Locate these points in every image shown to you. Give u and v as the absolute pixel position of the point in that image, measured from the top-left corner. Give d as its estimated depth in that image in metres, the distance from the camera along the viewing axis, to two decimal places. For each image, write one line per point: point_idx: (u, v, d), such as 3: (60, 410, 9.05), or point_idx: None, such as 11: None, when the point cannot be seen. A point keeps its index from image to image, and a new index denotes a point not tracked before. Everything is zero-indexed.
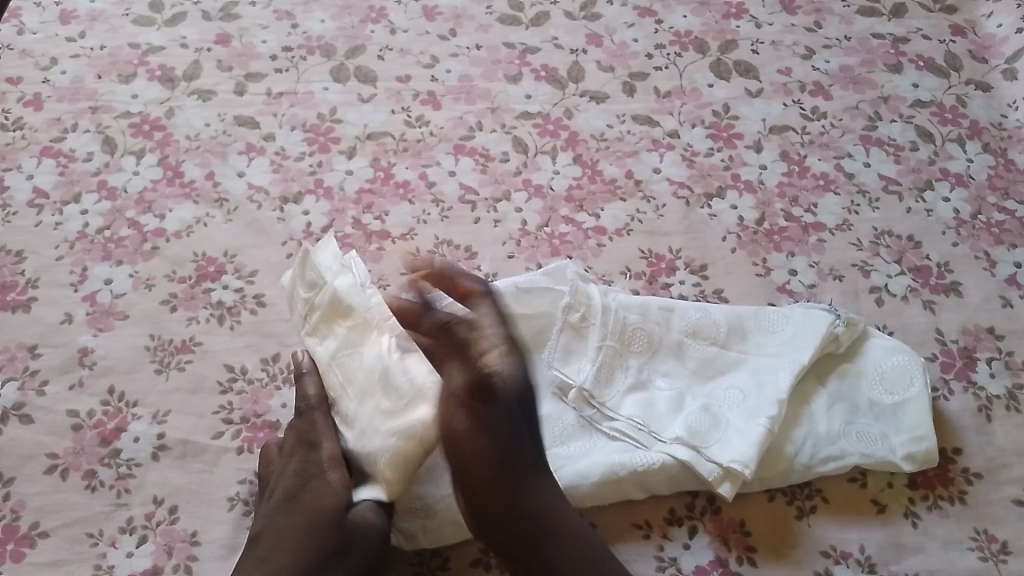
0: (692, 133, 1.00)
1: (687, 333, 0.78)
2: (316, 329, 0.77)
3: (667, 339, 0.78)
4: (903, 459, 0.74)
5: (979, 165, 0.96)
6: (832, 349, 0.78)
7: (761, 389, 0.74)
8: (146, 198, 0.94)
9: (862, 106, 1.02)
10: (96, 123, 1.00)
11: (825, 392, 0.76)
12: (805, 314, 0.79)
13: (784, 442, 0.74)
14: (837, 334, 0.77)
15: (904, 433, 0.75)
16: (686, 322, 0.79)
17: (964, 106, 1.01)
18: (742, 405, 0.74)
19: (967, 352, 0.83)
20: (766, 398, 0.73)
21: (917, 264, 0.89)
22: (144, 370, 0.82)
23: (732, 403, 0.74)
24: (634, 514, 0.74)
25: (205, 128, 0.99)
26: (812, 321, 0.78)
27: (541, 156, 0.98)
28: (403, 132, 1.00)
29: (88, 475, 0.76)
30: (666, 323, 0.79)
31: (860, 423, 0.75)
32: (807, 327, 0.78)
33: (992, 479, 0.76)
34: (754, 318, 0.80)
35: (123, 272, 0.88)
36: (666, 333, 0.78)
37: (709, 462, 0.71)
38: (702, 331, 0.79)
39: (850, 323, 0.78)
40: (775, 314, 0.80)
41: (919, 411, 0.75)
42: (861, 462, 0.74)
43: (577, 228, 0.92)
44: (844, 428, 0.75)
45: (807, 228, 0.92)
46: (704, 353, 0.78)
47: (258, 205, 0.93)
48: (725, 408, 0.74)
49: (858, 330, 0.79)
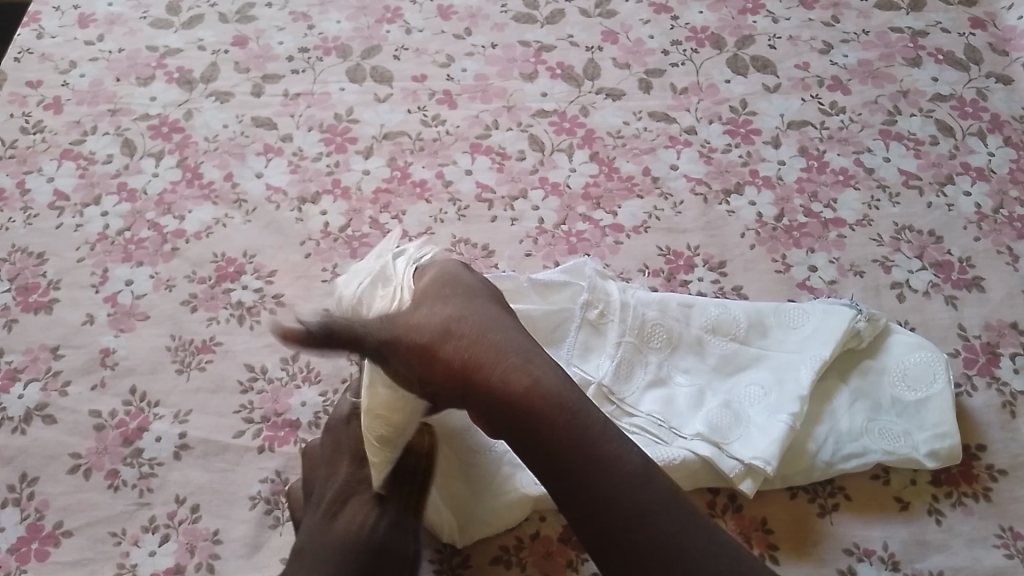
0: (710, 130, 0.99)
1: (706, 329, 0.78)
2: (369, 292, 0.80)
3: (687, 335, 0.78)
4: (926, 457, 0.73)
5: (1000, 159, 0.95)
6: (854, 344, 0.78)
7: (782, 386, 0.74)
8: (166, 199, 0.94)
9: (881, 101, 1.01)
10: (115, 125, 1.01)
11: (847, 387, 0.76)
12: (826, 310, 0.79)
13: (806, 438, 0.73)
14: (858, 330, 0.77)
15: (929, 432, 0.74)
16: (706, 317, 0.79)
17: (985, 100, 1.00)
18: (763, 401, 0.74)
19: (990, 348, 0.82)
20: (788, 394, 0.73)
21: (938, 259, 0.88)
22: (165, 370, 0.83)
23: (753, 400, 0.74)
24: None
25: (224, 130, 1.00)
26: (834, 316, 0.78)
27: (558, 154, 0.98)
28: (419, 132, 1.00)
29: (110, 475, 0.77)
30: (685, 319, 0.78)
31: (884, 419, 0.75)
32: (827, 322, 0.77)
33: (1017, 476, 0.75)
34: (775, 314, 0.79)
35: (143, 273, 0.89)
36: (685, 329, 0.78)
37: (731, 458, 0.71)
38: (722, 326, 0.78)
39: (871, 317, 0.78)
40: (796, 310, 0.79)
41: (945, 408, 0.74)
42: (884, 459, 0.73)
43: (594, 225, 0.92)
44: (867, 424, 0.74)
45: (826, 224, 0.91)
46: (724, 348, 0.77)
47: (276, 205, 0.94)
48: (747, 405, 0.74)
49: (881, 325, 0.78)
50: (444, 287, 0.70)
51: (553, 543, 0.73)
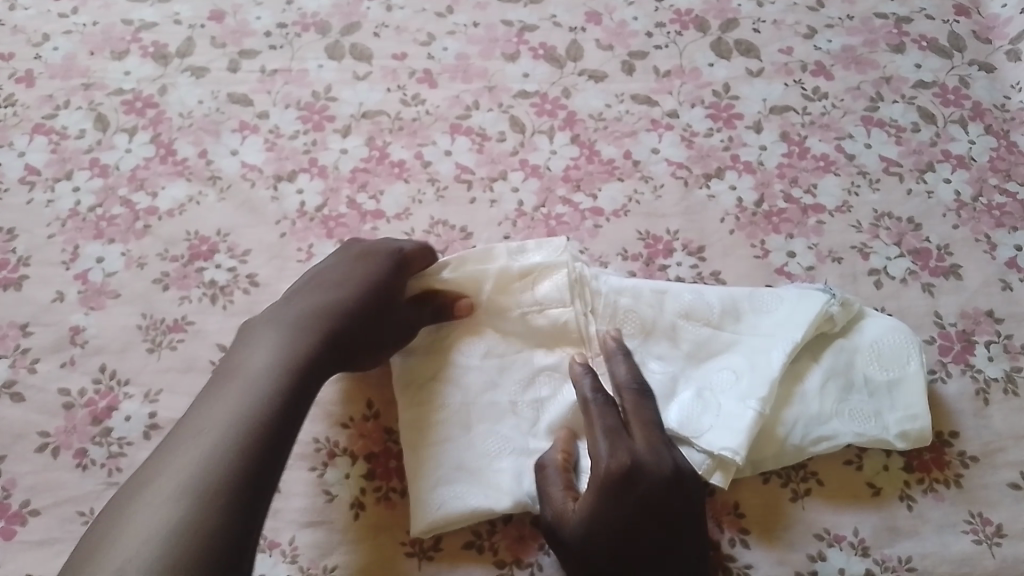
0: (692, 114, 0.98)
1: (679, 316, 0.77)
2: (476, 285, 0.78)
3: (661, 323, 0.77)
4: (896, 438, 0.74)
5: (981, 147, 0.95)
6: (827, 328, 0.77)
7: (754, 370, 0.74)
8: (138, 176, 0.93)
9: (864, 87, 1.00)
10: (88, 100, 0.99)
11: (820, 368, 0.75)
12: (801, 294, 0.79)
13: (776, 423, 0.73)
14: (832, 314, 0.76)
15: (900, 418, 0.74)
16: (680, 302, 0.78)
17: (967, 88, 1.00)
18: (736, 389, 0.73)
19: (965, 335, 0.82)
20: (761, 380, 0.73)
21: (916, 247, 0.88)
22: (135, 349, 0.81)
23: (726, 386, 0.74)
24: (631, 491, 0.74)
25: (199, 106, 0.98)
26: (806, 299, 0.77)
27: (539, 136, 0.97)
28: (399, 111, 0.98)
29: (79, 454, 0.76)
30: (658, 305, 0.78)
31: (853, 400, 0.75)
32: (800, 305, 0.77)
33: (988, 463, 0.75)
34: (746, 297, 0.79)
35: (115, 251, 0.87)
36: (659, 316, 0.77)
37: (699, 453, 0.71)
38: (693, 314, 0.77)
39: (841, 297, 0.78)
40: (769, 293, 0.79)
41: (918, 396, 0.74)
42: (852, 442, 0.73)
43: (574, 209, 0.91)
44: (837, 405, 0.74)
45: (806, 210, 0.91)
46: (698, 335, 0.77)
47: (251, 183, 0.92)
48: (719, 393, 0.74)
49: (856, 309, 0.78)
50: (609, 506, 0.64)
51: (525, 526, 0.72)
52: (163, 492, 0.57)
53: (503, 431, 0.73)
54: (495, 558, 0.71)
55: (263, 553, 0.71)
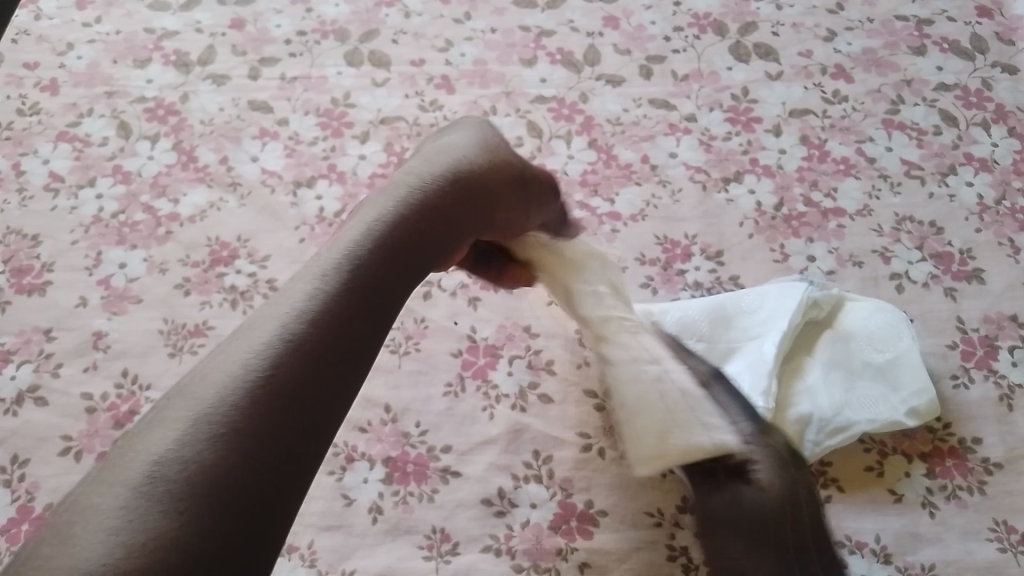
0: (710, 117, 0.98)
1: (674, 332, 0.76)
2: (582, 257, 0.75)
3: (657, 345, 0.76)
4: (908, 417, 0.74)
5: (1004, 150, 0.94)
6: (813, 315, 0.78)
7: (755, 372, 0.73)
8: (160, 182, 0.94)
9: (885, 89, 1.00)
10: (111, 108, 1.00)
11: (815, 363, 0.76)
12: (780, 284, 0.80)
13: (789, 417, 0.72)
14: (816, 300, 0.77)
15: (908, 398, 0.75)
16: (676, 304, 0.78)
17: (989, 89, 0.99)
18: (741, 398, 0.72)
19: (988, 340, 0.81)
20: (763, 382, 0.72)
21: (938, 250, 0.87)
22: (157, 353, 0.82)
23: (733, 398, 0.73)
24: (671, 494, 0.74)
25: (220, 113, 0.99)
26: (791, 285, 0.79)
27: (556, 141, 0.97)
28: (417, 117, 0.99)
29: (101, 458, 0.76)
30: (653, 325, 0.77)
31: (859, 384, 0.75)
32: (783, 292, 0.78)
33: (1013, 470, 0.74)
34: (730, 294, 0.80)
35: (137, 257, 0.88)
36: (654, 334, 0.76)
37: None
38: (693, 320, 0.77)
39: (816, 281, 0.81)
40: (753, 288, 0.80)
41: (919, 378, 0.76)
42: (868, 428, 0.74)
43: (591, 213, 0.91)
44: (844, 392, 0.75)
45: (826, 213, 0.90)
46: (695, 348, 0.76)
47: (270, 189, 0.93)
48: None
49: (836, 296, 0.79)
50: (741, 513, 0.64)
51: (543, 529, 0.72)
52: (212, 366, 0.41)
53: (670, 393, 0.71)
54: (513, 561, 0.71)
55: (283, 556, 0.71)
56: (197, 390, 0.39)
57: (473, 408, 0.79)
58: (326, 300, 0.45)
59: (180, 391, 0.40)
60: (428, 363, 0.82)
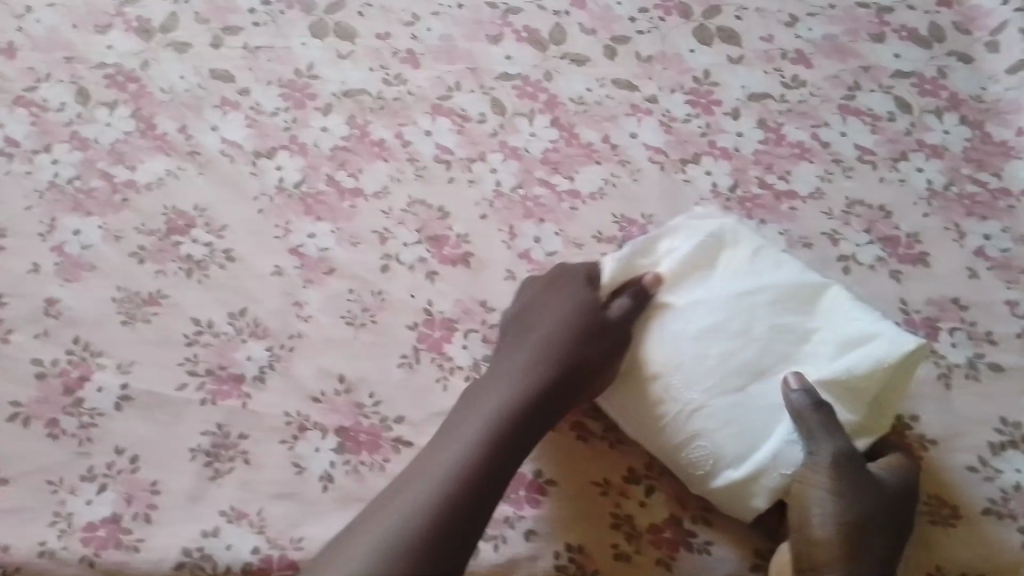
0: (672, 99, 0.99)
1: (681, 344, 0.72)
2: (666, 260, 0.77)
3: (672, 368, 0.72)
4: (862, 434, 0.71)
5: (956, 137, 0.96)
6: (786, 300, 0.73)
7: (750, 397, 0.70)
8: (118, 149, 0.93)
9: (843, 75, 1.01)
10: (70, 73, 0.99)
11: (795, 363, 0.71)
12: (698, 251, 0.77)
13: (757, 416, 0.70)
14: (786, 289, 0.74)
15: (871, 335, 0.70)
16: (625, 302, 0.75)
17: (945, 78, 1.01)
18: (765, 411, 0.70)
19: (931, 321, 0.83)
20: (760, 408, 0.70)
21: (887, 234, 0.89)
22: (110, 321, 0.82)
23: (755, 413, 0.70)
24: (619, 465, 0.75)
25: (180, 82, 0.99)
26: (706, 258, 0.77)
27: (519, 119, 0.97)
28: (380, 90, 0.99)
29: (51, 424, 0.76)
30: (667, 340, 0.73)
31: (805, 331, 0.72)
32: (700, 264, 0.77)
33: (947, 446, 0.76)
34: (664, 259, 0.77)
35: (93, 224, 0.88)
36: (671, 353, 0.72)
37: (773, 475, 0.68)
38: (694, 326, 0.73)
39: (724, 233, 0.78)
40: (669, 264, 0.76)
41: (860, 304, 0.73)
42: (855, 379, 0.69)
43: (551, 190, 0.92)
44: (796, 348, 0.72)
45: (780, 196, 0.92)
46: (709, 356, 0.71)
47: (230, 159, 0.93)
48: (756, 413, 0.70)
49: (806, 280, 0.74)
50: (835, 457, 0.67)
51: None
52: (377, 513, 0.66)
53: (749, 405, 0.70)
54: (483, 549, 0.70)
55: (232, 523, 0.72)
56: (380, 511, 0.66)
57: (427, 380, 0.80)
58: (427, 527, 0.63)
59: (345, 551, 0.63)
60: (384, 336, 0.82)
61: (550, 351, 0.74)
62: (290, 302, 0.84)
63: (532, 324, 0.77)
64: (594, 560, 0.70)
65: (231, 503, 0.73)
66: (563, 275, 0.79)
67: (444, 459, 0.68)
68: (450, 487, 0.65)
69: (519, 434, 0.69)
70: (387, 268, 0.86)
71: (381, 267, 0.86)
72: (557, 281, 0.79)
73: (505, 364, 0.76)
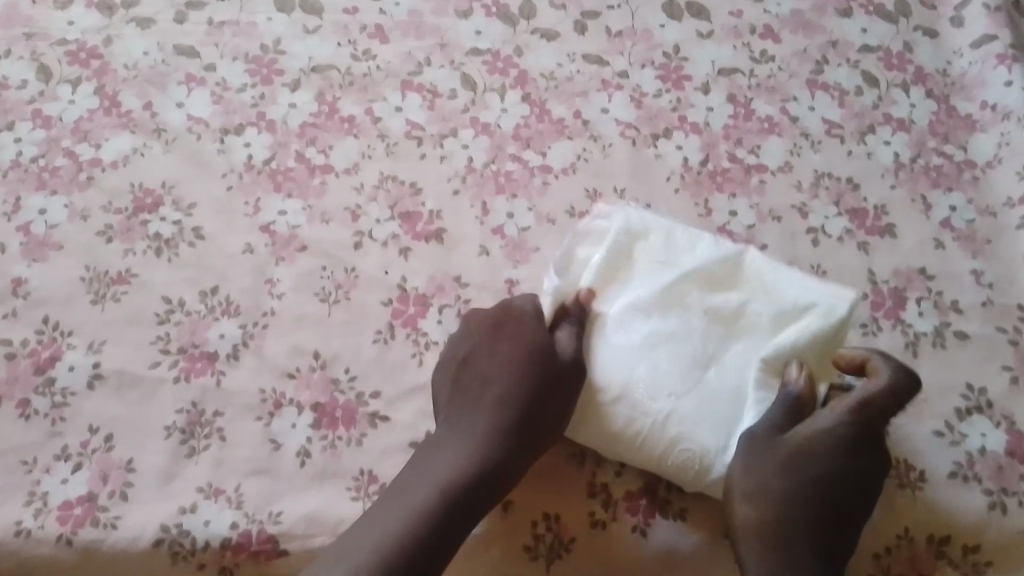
0: (642, 75, 0.99)
1: (632, 353, 0.71)
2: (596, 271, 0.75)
3: (630, 383, 0.69)
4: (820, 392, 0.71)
5: (921, 111, 0.98)
6: (712, 279, 0.74)
7: (713, 387, 0.69)
8: (82, 127, 0.91)
9: (810, 50, 1.02)
10: (31, 50, 0.97)
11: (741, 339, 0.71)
12: (613, 260, 0.76)
13: (727, 405, 0.69)
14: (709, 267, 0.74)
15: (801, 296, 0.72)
16: (568, 330, 0.72)
17: (910, 52, 1.02)
18: (731, 396, 0.69)
19: (898, 292, 0.85)
20: (729, 396, 0.69)
21: (854, 206, 0.90)
22: (79, 301, 0.81)
23: (723, 401, 0.69)
24: None
25: (144, 58, 0.97)
26: (622, 259, 0.76)
27: (490, 94, 0.97)
28: (349, 66, 0.98)
29: (21, 405, 0.75)
30: (619, 351, 0.71)
31: (740, 305, 0.73)
32: (624, 266, 0.76)
33: (915, 413, 0.78)
34: (591, 270, 0.75)
35: (59, 203, 0.86)
36: (624, 368, 0.70)
37: None
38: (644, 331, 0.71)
39: (634, 235, 0.77)
40: (590, 277, 0.75)
41: (781, 270, 0.74)
42: (800, 350, 0.70)
43: (523, 166, 0.92)
44: (735, 325, 0.72)
45: (749, 169, 0.93)
46: (661, 361, 0.70)
47: (197, 136, 0.92)
48: (725, 403, 0.69)
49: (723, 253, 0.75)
50: (754, 484, 0.66)
51: None
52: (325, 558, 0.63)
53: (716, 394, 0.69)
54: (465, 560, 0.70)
55: (208, 501, 0.72)
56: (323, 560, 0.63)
57: (402, 356, 0.80)
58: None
59: None
60: (359, 313, 0.82)
61: (502, 415, 0.70)
62: (262, 280, 0.83)
63: (483, 378, 0.72)
64: (572, 529, 0.71)
65: (207, 480, 0.73)
66: (512, 318, 0.74)
67: (387, 520, 0.64)
68: (389, 547, 0.62)
69: (467, 494, 0.66)
70: (360, 244, 0.86)
71: (354, 244, 0.86)
72: (509, 326, 0.74)
73: (456, 422, 0.71)
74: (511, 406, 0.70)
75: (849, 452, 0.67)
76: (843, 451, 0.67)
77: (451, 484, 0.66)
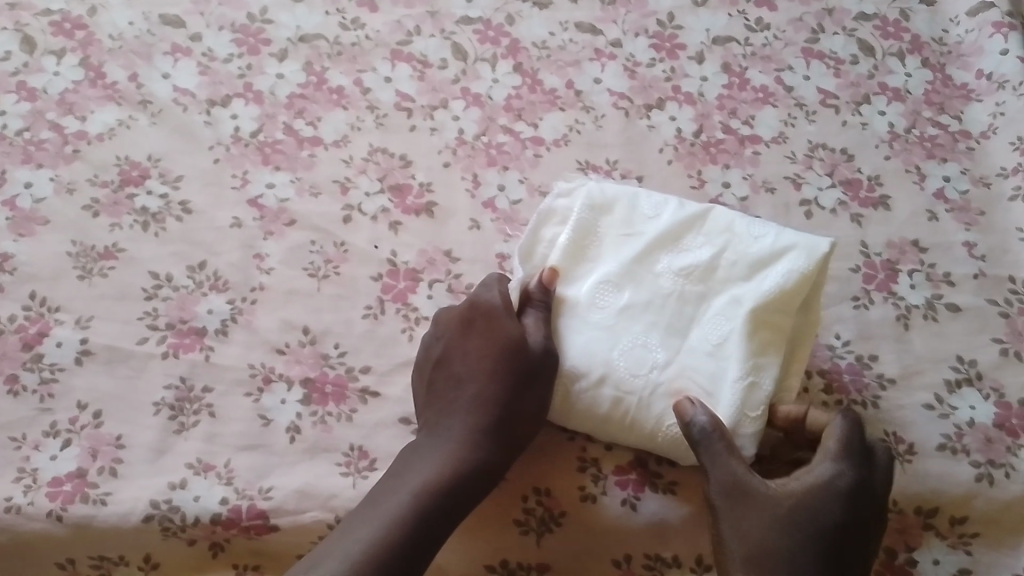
0: (636, 44, 0.98)
1: (607, 328, 0.71)
2: (562, 251, 0.74)
3: (607, 360, 0.69)
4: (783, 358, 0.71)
5: (917, 80, 0.96)
6: (680, 241, 0.74)
7: (691, 352, 0.70)
8: (67, 99, 0.90)
9: (807, 18, 1.00)
10: (14, 21, 0.95)
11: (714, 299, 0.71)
12: (578, 239, 0.75)
13: (708, 370, 0.69)
14: (676, 230, 0.74)
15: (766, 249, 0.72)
16: (534, 317, 0.71)
17: (907, 21, 1.01)
18: (709, 360, 0.69)
19: (890, 264, 0.85)
20: (708, 358, 0.69)
21: (848, 177, 0.90)
22: (66, 276, 0.80)
23: (701, 366, 0.69)
24: None
25: (129, 28, 0.95)
26: (588, 235, 0.75)
27: (481, 65, 0.96)
28: (338, 36, 0.97)
29: (10, 380, 0.75)
30: (594, 327, 0.71)
31: (709, 264, 0.73)
32: (591, 241, 0.75)
33: (905, 385, 0.78)
34: (558, 250, 0.74)
35: (45, 176, 0.85)
36: (600, 344, 0.70)
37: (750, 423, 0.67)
38: (619, 305, 0.72)
39: (596, 210, 0.76)
40: (557, 257, 0.74)
41: (746, 222, 0.74)
42: (772, 306, 0.69)
43: (514, 137, 0.91)
44: (707, 281, 0.72)
45: (742, 141, 0.92)
46: (637, 335, 0.70)
47: (184, 108, 0.91)
48: (704, 368, 0.69)
49: (689, 214, 0.75)
50: (759, 544, 0.63)
51: None
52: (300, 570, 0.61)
53: (694, 360, 0.69)
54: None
55: (198, 476, 0.72)
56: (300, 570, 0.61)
57: (392, 331, 0.80)
58: None
59: None
60: (349, 288, 0.82)
61: (479, 416, 0.69)
62: (250, 255, 0.83)
63: (457, 377, 0.71)
64: (563, 503, 0.72)
65: (198, 455, 0.73)
66: (480, 315, 0.72)
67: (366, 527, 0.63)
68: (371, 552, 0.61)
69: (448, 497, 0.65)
70: (349, 218, 0.85)
71: (344, 217, 0.85)
72: (479, 321, 0.72)
73: (433, 424, 0.70)
74: (487, 404, 0.69)
75: (846, 507, 0.64)
76: (839, 507, 0.64)
77: (431, 485, 0.65)
